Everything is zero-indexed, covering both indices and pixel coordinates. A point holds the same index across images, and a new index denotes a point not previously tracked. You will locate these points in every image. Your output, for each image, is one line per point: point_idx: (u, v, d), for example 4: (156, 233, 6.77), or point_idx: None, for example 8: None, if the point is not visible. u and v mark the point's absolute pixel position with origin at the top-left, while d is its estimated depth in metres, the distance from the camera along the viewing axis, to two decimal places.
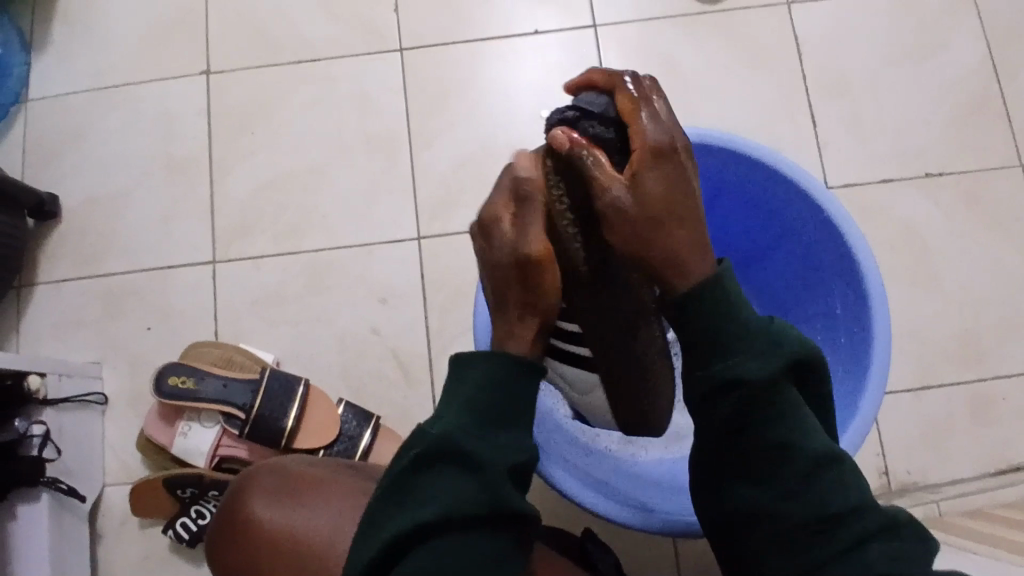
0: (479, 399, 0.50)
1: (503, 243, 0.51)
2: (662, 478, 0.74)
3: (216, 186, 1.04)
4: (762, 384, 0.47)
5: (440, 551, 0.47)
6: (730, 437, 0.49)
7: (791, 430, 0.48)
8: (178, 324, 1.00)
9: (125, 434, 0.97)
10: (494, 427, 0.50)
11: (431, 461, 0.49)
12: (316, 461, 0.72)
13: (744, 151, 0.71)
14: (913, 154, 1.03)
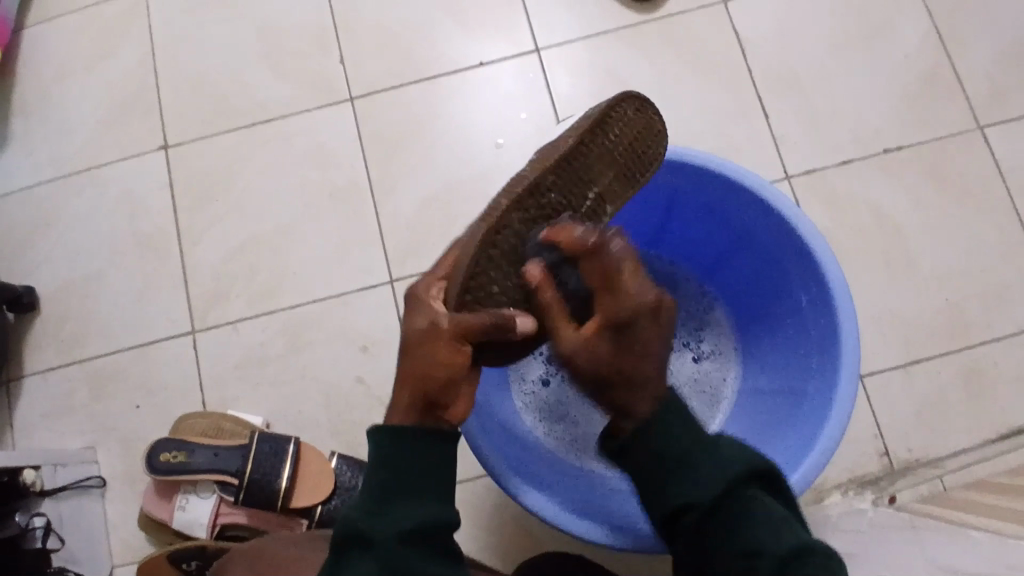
0: (388, 484, 0.53)
1: (422, 320, 0.55)
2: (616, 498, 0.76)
3: (189, 256, 1.05)
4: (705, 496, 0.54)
5: None
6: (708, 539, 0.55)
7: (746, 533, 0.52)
8: (165, 398, 1.01)
9: (126, 514, 0.97)
10: (396, 506, 0.52)
11: (345, 545, 0.53)
12: (297, 542, 0.71)
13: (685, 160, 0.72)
14: (870, 133, 1.03)
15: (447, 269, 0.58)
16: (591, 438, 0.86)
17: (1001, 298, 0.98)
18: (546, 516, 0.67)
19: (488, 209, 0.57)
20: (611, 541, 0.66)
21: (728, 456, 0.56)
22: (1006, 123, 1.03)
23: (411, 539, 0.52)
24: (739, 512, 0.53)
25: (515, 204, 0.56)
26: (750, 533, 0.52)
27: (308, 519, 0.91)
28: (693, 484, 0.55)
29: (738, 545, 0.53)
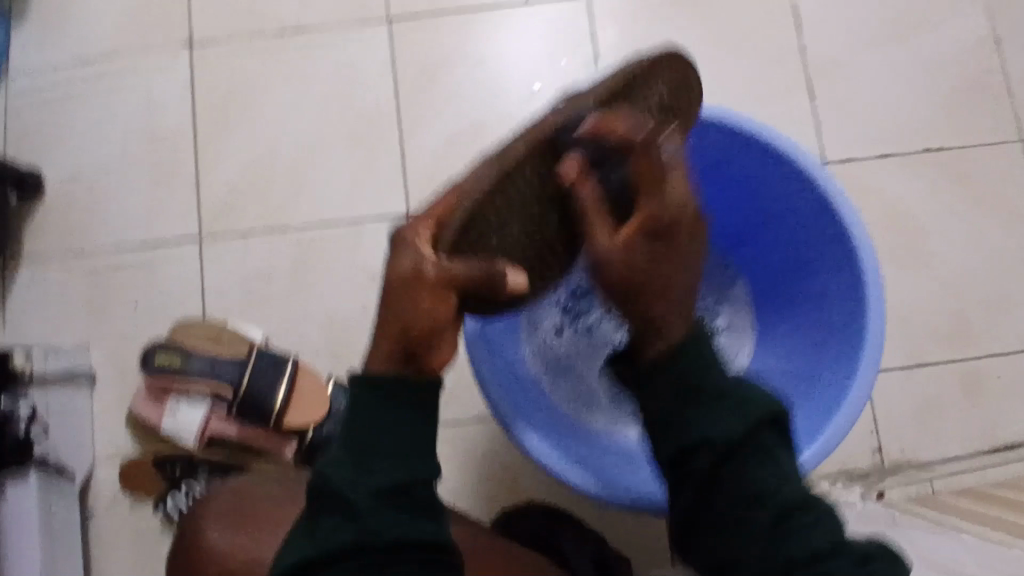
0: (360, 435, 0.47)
1: (406, 260, 0.48)
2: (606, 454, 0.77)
3: (204, 162, 1.02)
4: (736, 442, 0.49)
5: None
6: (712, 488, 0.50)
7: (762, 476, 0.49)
8: (164, 303, 0.99)
9: (113, 413, 0.96)
10: (383, 466, 0.46)
11: (323, 506, 0.46)
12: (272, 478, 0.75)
13: (739, 128, 0.70)
14: (912, 130, 1.01)
15: (441, 210, 0.50)
16: (594, 395, 0.86)
17: (1016, 313, 0.97)
18: (548, 463, 0.71)
19: (499, 152, 0.52)
20: (608, 492, 0.69)
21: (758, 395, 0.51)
22: None
23: (382, 502, 0.45)
24: (761, 461, 0.50)
25: (534, 150, 0.50)
26: (767, 495, 0.49)
27: (298, 439, 0.90)
28: (712, 420, 0.49)
29: (751, 486, 0.49)
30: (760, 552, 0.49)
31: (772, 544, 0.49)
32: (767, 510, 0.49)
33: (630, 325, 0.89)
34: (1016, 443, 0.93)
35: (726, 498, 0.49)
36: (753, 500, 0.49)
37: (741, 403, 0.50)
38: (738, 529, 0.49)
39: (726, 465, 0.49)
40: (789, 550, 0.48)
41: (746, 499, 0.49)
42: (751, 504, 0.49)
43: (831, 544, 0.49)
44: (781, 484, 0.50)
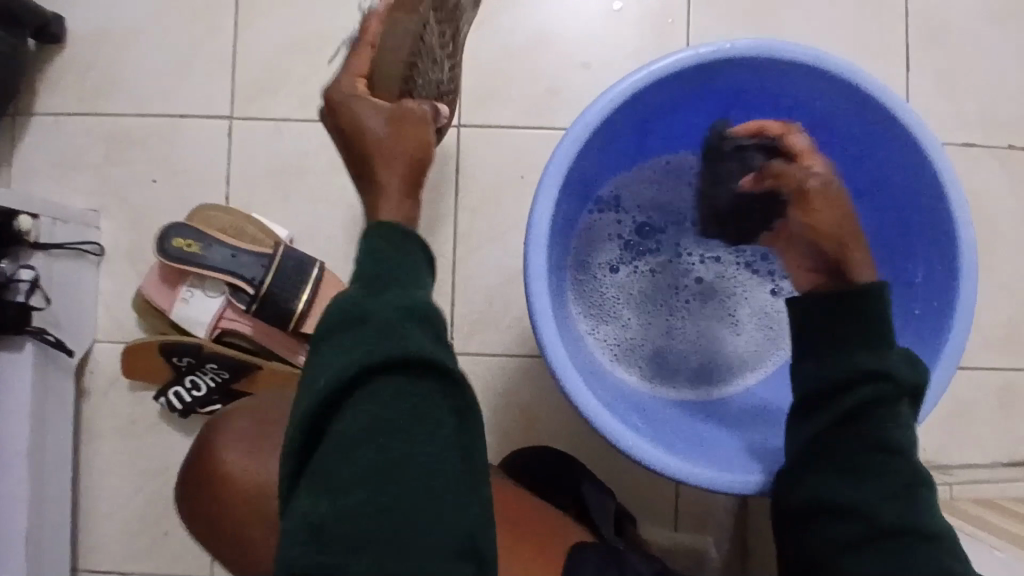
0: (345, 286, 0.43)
1: (373, 119, 0.54)
2: (650, 414, 0.72)
3: (243, 34, 0.93)
4: (882, 390, 0.55)
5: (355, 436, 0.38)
6: (843, 437, 0.55)
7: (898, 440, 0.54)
8: (185, 181, 0.92)
9: (120, 290, 0.90)
10: (388, 295, 0.41)
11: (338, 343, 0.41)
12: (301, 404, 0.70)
13: (858, 83, 0.63)
14: (1002, 121, 0.95)
15: (366, 70, 0.59)
16: (634, 348, 0.82)
17: None
18: (609, 433, 0.62)
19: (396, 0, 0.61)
20: (672, 471, 0.62)
21: (911, 365, 0.57)
22: None
23: (353, 336, 0.39)
24: (899, 424, 0.54)
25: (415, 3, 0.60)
26: (895, 453, 0.53)
27: None
28: (873, 359, 0.56)
29: (881, 441, 0.54)
30: (871, 495, 0.53)
31: (887, 492, 0.52)
32: (893, 463, 0.53)
33: (683, 280, 0.84)
34: None
35: (860, 437, 0.54)
36: (884, 448, 0.54)
37: (905, 363, 0.57)
38: (862, 470, 0.54)
39: (873, 409, 0.55)
40: (901, 508, 0.52)
41: (875, 444, 0.54)
42: (881, 451, 0.54)
43: (935, 520, 0.52)
44: (906, 454, 0.54)
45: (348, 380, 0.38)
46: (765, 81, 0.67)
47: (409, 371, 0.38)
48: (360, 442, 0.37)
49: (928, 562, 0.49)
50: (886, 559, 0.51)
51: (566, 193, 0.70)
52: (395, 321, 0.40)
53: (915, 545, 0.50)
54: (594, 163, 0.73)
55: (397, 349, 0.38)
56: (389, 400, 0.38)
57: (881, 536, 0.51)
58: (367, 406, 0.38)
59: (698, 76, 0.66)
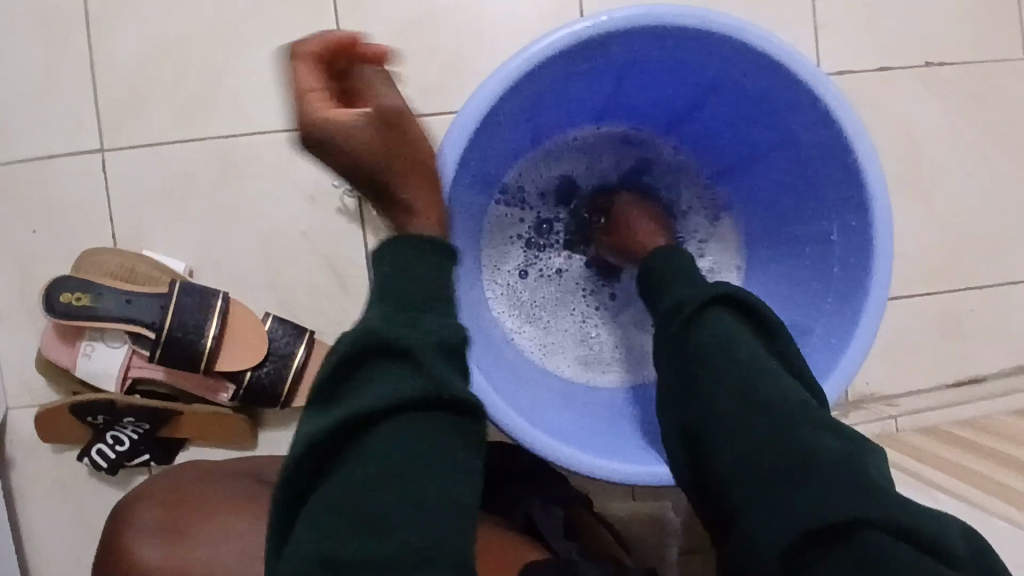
0: (369, 313, 0.43)
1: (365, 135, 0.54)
2: (576, 409, 0.70)
3: (99, 54, 0.85)
4: (691, 313, 0.55)
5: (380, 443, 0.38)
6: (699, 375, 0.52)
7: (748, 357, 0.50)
8: (69, 226, 0.85)
9: (22, 351, 0.85)
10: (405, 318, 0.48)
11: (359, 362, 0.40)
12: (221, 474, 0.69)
13: (749, 43, 0.58)
14: (918, 37, 0.91)
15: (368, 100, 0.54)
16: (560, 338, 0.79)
17: (998, 245, 0.93)
18: (544, 447, 0.60)
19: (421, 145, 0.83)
20: (608, 473, 0.60)
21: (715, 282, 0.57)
22: None
23: (392, 376, 0.39)
24: (719, 332, 0.53)
25: None
26: (749, 366, 0.50)
27: (235, 384, 0.82)
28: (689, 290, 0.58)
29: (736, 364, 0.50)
30: (734, 414, 0.48)
31: (730, 400, 0.49)
32: (755, 383, 0.49)
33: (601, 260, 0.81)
34: (978, 377, 0.93)
35: (683, 365, 0.54)
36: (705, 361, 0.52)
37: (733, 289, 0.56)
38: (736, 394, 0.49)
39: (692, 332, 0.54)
40: (746, 410, 0.48)
41: (704, 365, 0.51)
42: (705, 367, 0.51)
43: (783, 402, 0.47)
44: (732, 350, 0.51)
45: (386, 412, 0.37)
46: (652, 51, 0.62)
47: (446, 417, 0.39)
48: (389, 465, 0.36)
49: (792, 444, 0.44)
50: (756, 466, 0.45)
51: (463, 199, 0.65)
52: (440, 368, 0.39)
53: (773, 439, 0.45)
54: (493, 158, 0.68)
55: (434, 391, 0.38)
56: (419, 456, 0.37)
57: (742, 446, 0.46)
58: (397, 449, 0.36)
59: (581, 54, 0.61)
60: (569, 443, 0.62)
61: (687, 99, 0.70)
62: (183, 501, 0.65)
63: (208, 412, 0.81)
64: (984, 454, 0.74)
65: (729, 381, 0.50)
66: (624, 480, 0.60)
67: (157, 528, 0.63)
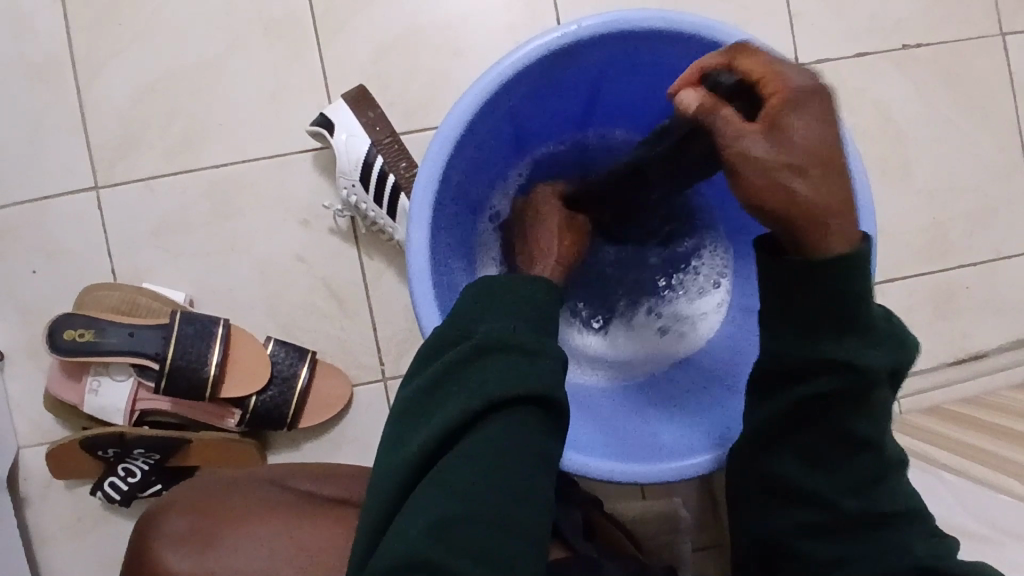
0: (480, 319, 0.53)
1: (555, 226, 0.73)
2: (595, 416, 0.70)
3: (87, 95, 0.87)
4: (850, 384, 0.46)
5: (472, 451, 0.48)
6: (803, 434, 0.50)
7: (870, 431, 0.48)
8: (67, 265, 0.87)
9: (30, 391, 0.86)
10: (488, 317, 0.53)
11: (473, 358, 0.51)
12: (250, 483, 0.68)
13: (717, 38, 0.59)
14: (893, 22, 0.92)
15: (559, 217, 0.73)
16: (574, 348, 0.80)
17: (986, 222, 0.94)
18: (596, 470, 0.59)
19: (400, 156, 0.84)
20: (661, 477, 0.59)
21: (891, 342, 0.47)
22: None
23: (507, 370, 0.49)
24: (869, 421, 0.48)
25: (397, 159, 0.84)
26: (865, 435, 0.48)
27: (241, 409, 0.84)
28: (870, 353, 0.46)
29: (857, 439, 0.48)
30: (825, 480, 0.50)
31: (847, 487, 0.49)
32: (862, 459, 0.49)
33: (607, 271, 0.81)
34: (979, 354, 0.93)
35: (822, 437, 0.49)
36: (850, 445, 0.49)
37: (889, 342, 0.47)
38: (837, 462, 0.49)
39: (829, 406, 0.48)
40: (859, 498, 0.49)
41: (830, 441, 0.49)
42: (846, 450, 0.49)
43: (899, 503, 0.49)
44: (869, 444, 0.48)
45: (499, 399, 0.48)
46: (626, 52, 0.64)
47: (544, 411, 0.50)
48: (491, 457, 0.47)
49: (903, 556, 0.47)
50: (851, 548, 0.49)
51: (452, 209, 0.66)
52: (545, 371, 0.51)
53: (884, 536, 0.48)
54: (480, 167, 0.70)
55: (543, 390, 0.50)
56: (527, 435, 0.49)
57: (836, 523, 0.50)
58: (511, 427, 0.48)
59: (556, 63, 0.62)
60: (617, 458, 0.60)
61: (667, 96, 0.71)
62: (210, 511, 0.65)
63: (217, 438, 0.83)
64: (988, 428, 0.74)
65: (826, 451, 0.49)
66: (636, 482, 0.59)
67: (185, 537, 0.64)
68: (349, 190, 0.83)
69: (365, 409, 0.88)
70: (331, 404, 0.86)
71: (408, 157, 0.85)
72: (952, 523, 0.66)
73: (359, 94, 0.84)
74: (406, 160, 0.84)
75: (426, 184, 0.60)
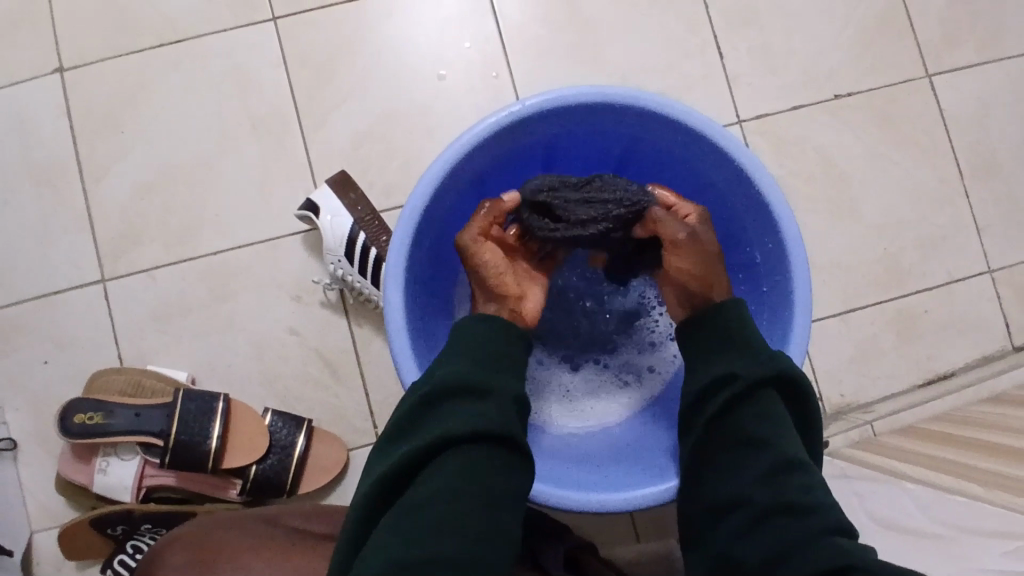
0: (442, 367, 0.60)
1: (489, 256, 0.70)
2: (570, 454, 0.73)
3: (93, 197, 0.95)
4: (738, 387, 0.58)
5: (435, 483, 0.52)
6: (718, 447, 0.58)
7: (759, 426, 0.56)
8: (77, 354, 0.93)
9: (42, 477, 0.91)
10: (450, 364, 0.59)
11: (442, 400, 0.56)
12: (246, 526, 0.72)
13: (645, 104, 0.67)
14: (824, 76, 1.01)
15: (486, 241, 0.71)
16: (551, 390, 0.84)
17: (937, 248, 1.00)
18: (596, 505, 0.62)
19: (380, 229, 0.91)
20: (641, 502, 0.63)
21: (771, 359, 0.59)
22: (954, 70, 1.02)
23: (464, 412, 0.55)
24: (766, 421, 0.56)
25: (378, 232, 0.90)
26: (762, 431, 0.56)
27: (242, 479, 0.87)
28: (746, 361, 0.59)
29: (749, 435, 0.56)
30: (743, 482, 0.55)
31: (750, 482, 0.55)
32: (761, 453, 0.55)
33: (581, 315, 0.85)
34: (947, 373, 0.97)
35: (723, 437, 0.58)
36: (746, 438, 0.56)
37: (763, 350, 0.60)
38: (739, 467, 0.56)
39: (737, 408, 0.58)
40: (767, 490, 0.53)
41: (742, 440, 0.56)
42: (745, 444, 0.56)
43: (813, 497, 0.51)
44: (767, 440, 0.55)
45: (461, 436, 0.53)
46: (568, 122, 0.71)
47: (502, 449, 0.55)
48: (451, 486, 0.51)
49: (801, 534, 0.49)
50: (765, 542, 0.51)
51: (424, 272, 0.72)
52: (495, 413, 0.56)
53: (784, 521, 0.51)
54: (448, 232, 0.76)
55: (493, 430, 0.54)
56: (481, 475, 0.52)
57: (756, 518, 0.53)
58: (468, 467, 0.52)
59: (506, 136, 0.70)
60: (615, 490, 0.64)
61: (613, 159, 0.79)
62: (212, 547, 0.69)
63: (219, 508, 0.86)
64: (951, 441, 0.77)
65: (726, 453, 0.57)
66: (603, 507, 0.62)
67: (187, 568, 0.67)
68: (335, 265, 0.90)
69: (361, 472, 0.91)
70: (328, 469, 0.89)
71: (388, 230, 0.91)
72: (921, 532, 0.68)
73: (341, 177, 0.91)
74: (386, 234, 0.91)
75: (396, 251, 0.66)
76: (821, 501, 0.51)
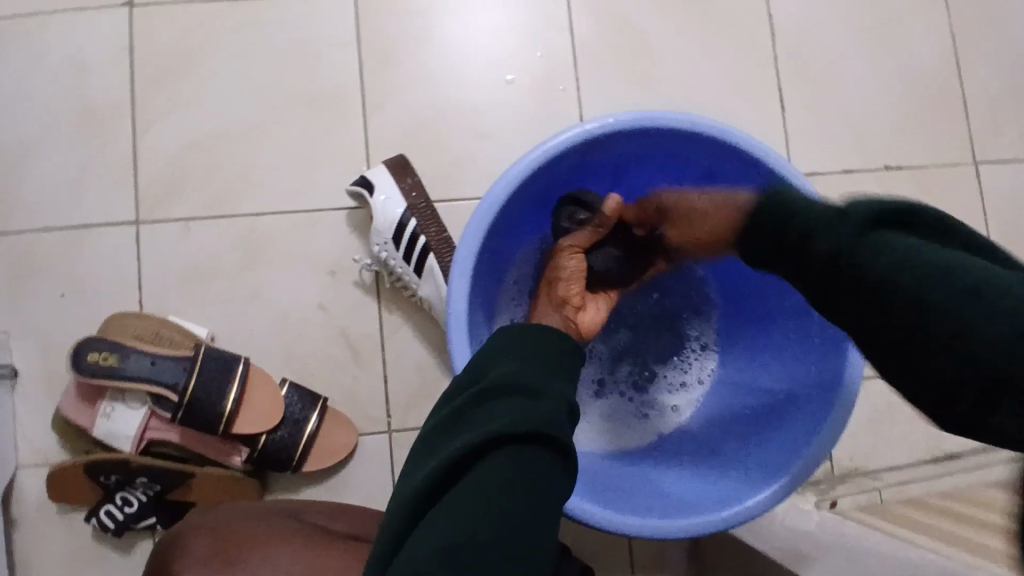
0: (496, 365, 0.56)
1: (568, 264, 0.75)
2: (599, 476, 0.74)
3: (141, 138, 0.93)
4: (775, 228, 0.49)
5: (480, 474, 0.47)
6: (797, 278, 0.48)
7: (808, 228, 0.46)
8: (98, 293, 0.90)
9: (39, 413, 0.87)
10: (503, 363, 0.57)
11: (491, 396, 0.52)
12: (266, 517, 0.69)
13: (732, 140, 0.68)
14: (876, 146, 1.03)
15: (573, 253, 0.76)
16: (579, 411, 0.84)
17: None
18: (631, 528, 0.63)
19: (427, 218, 0.90)
20: (673, 532, 0.64)
21: (786, 206, 0.49)
22: (999, 160, 1.05)
23: (513, 405, 0.51)
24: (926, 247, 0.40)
25: (426, 220, 0.89)
26: (807, 228, 0.46)
27: (249, 448, 0.85)
28: (771, 214, 0.50)
29: (805, 244, 0.46)
30: (831, 275, 0.44)
31: (845, 268, 0.43)
32: (818, 245, 0.45)
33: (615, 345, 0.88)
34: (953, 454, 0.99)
35: (787, 262, 0.48)
36: (802, 247, 0.46)
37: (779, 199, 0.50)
38: (821, 276, 0.45)
39: (788, 239, 0.48)
40: (839, 270, 0.43)
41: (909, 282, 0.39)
42: (801, 245, 0.46)
43: (900, 240, 0.41)
44: (847, 209, 0.45)
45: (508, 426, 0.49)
46: (650, 145, 0.72)
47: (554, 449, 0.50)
48: (496, 476, 0.46)
49: (906, 278, 0.39)
50: (894, 299, 0.40)
51: (484, 267, 0.72)
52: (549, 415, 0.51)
53: (876, 262, 0.41)
54: (510, 233, 0.76)
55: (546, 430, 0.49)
56: (531, 467, 0.47)
57: (859, 288, 0.42)
58: (516, 457, 0.47)
59: (589, 147, 0.70)
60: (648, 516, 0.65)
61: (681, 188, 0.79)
62: (231, 534, 0.66)
63: (218, 474, 0.83)
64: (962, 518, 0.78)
65: (804, 281, 0.47)
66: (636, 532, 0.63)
67: (207, 557, 0.64)
68: (380, 247, 0.89)
69: (368, 459, 0.90)
70: (336, 452, 0.87)
71: (439, 222, 0.90)
72: None
73: (398, 161, 0.91)
74: (434, 225, 0.89)
75: (466, 241, 0.65)
76: (903, 242, 0.41)
